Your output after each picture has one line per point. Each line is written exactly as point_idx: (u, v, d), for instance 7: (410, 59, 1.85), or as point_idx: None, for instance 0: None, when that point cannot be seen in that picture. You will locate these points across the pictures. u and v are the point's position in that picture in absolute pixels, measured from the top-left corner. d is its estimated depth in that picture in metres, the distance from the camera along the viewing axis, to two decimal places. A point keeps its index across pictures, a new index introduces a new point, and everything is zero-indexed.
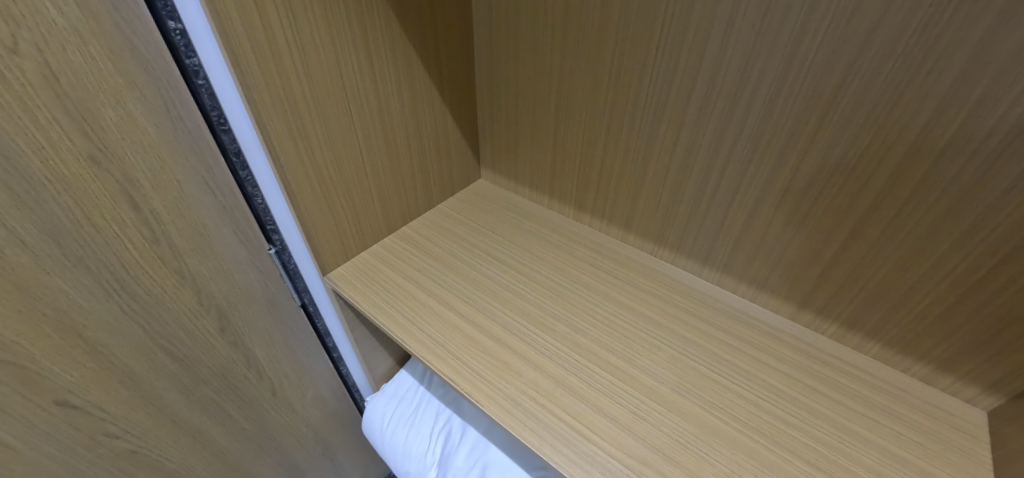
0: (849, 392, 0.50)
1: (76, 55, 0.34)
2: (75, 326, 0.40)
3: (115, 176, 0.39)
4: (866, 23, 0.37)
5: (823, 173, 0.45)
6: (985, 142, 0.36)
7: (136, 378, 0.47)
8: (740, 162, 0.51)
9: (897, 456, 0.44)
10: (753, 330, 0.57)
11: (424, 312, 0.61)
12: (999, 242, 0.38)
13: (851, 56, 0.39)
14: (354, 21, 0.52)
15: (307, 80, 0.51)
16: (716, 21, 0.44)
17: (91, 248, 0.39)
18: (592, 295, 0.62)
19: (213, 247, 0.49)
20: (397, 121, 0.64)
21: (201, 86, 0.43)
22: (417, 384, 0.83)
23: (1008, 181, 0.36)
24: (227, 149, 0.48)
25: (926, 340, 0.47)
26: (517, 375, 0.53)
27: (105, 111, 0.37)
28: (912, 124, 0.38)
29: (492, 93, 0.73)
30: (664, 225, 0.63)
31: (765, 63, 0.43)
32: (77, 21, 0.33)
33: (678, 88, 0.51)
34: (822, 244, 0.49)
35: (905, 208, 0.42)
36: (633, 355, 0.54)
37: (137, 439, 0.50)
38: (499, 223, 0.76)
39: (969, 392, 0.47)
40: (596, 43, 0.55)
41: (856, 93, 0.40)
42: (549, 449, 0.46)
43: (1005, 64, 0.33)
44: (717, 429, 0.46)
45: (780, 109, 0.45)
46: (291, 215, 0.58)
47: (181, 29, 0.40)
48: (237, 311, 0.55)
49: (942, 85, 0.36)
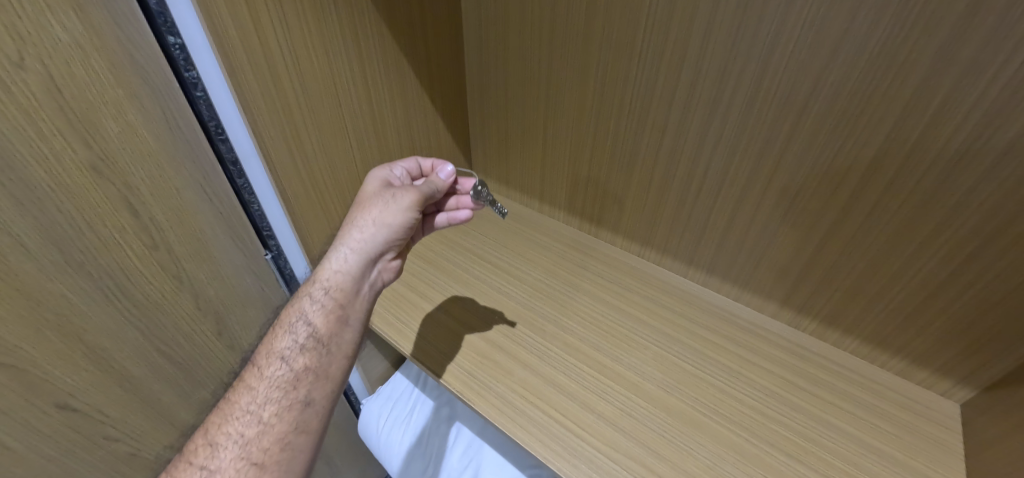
0: (828, 386, 0.51)
1: (79, 68, 0.35)
2: (76, 330, 0.41)
3: (116, 184, 0.40)
4: (834, 32, 0.39)
5: (801, 174, 0.47)
6: (949, 143, 0.38)
7: (136, 381, 0.48)
8: (721, 165, 0.52)
9: (872, 446, 0.46)
10: (735, 328, 0.58)
11: (417, 314, 0.62)
12: (965, 237, 0.40)
13: (820, 65, 0.41)
14: (348, 34, 0.54)
15: (302, 90, 0.53)
16: (695, 30, 0.46)
17: (92, 254, 0.40)
18: (581, 296, 0.63)
19: (210, 252, 0.51)
20: (390, 128, 0.66)
21: (199, 98, 0.45)
22: (411, 386, 0.83)
23: (972, 179, 0.38)
24: (225, 158, 0.50)
25: (901, 335, 0.49)
26: (507, 373, 0.54)
27: (105, 121, 0.38)
28: (880, 128, 0.40)
29: (483, 101, 0.75)
30: (651, 227, 0.65)
31: (741, 71, 0.45)
32: (80, 35, 0.35)
33: (661, 94, 0.53)
34: (800, 243, 0.51)
35: (878, 207, 0.44)
36: (621, 354, 0.56)
37: (136, 442, 0.51)
38: (491, 227, 0.77)
39: (943, 385, 0.49)
40: (581, 51, 0.57)
41: (827, 99, 0.42)
42: (539, 444, 0.47)
43: (962, 72, 0.35)
44: (700, 423, 0.48)
45: (757, 114, 0.47)
46: (286, 220, 0.60)
47: (180, 44, 0.42)
48: (234, 315, 0.57)
49: (906, 90, 0.38)
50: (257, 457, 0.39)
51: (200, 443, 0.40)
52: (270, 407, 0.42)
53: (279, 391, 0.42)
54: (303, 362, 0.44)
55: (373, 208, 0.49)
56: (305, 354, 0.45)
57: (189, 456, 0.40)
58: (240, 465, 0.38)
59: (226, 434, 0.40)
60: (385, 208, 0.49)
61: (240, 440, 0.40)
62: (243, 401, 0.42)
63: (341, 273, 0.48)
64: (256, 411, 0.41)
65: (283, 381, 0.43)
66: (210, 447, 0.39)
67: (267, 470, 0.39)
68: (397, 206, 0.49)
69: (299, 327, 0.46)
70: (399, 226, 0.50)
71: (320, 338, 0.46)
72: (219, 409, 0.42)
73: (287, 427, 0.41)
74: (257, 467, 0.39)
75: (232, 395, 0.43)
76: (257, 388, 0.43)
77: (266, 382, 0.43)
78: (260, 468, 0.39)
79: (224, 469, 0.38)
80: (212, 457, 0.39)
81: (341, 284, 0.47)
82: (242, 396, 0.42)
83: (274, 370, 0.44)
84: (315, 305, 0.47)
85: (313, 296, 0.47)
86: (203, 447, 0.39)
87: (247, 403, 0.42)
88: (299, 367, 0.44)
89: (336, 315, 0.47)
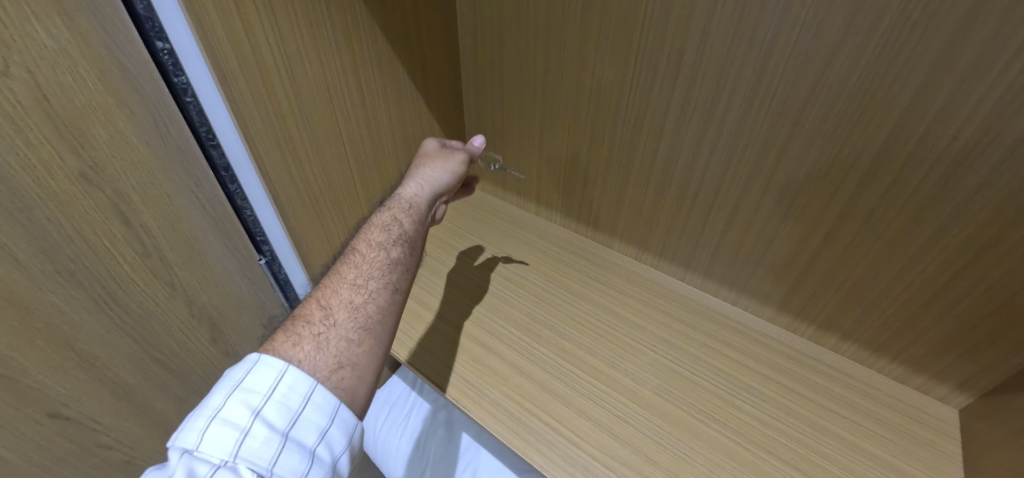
0: (825, 391, 0.51)
1: (66, 75, 0.35)
2: (67, 339, 0.41)
3: (106, 192, 0.40)
4: (831, 36, 0.38)
5: (799, 178, 0.47)
6: (949, 148, 0.37)
7: (129, 389, 0.48)
8: (718, 169, 0.52)
9: (869, 453, 0.45)
10: (733, 332, 0.58)
11: (412, 319, 0.62)
12: (964, 243, 0.40)
13: (818, 68, 0.40)
14: (341, 38, 0.54)
15: (295, 95, 0.53)
16: (691, 33, 0.46)
17: (82, 263, 0.40)
18: (578, 300, 0.63)
19: (203, 259, 0.50)
20: (384, 131, 0.66)
21: (189, 104, 0.44)
22: (408, 390, 0.83)
23: (971, 184, 0.37)
24: (217, 164, 0.49)
25: (900, 340, 0.48)
26: (502, 380, 0.54)
27: (94, 129, 0.37)
28: (879, 133, 0.40)
29: (479, 103, 0.74)
30: (648, 230, 0.64)
31: (738, 74, 0.45)
32: (67, 42, 0.34)
33: (657, 98, 0.52)
34: (799, 246, 0.51)
35: (876, 211, 0.43)
36: (617, 359, 0.55)
37: (130, 450, 0.50)
38: (488, 230, 0.77)
39: (941, 390, 0.48)
40: (577, 52, 0.56)
41: (825, 103, 0.41)
42: (534, 452, 0.47)
43: (960, 76, 0.34)
44: (697, 430, 0.48)
45: (754, 118, 0.46)
46: (280, 225, 0.59)
47: (169, 49, 0.41)
48: (229, 321, 0.56)
49: (904, 95, 0.37)
50: (369, 319, 0.37)
51: (310, 306, 0.37)
52: (376, 282, 0.39)
53: (383, 271, 0.40)
54: (400, 252, 0.43)
55: (438, 153, 0.54)
56: (401, 246, 0.43)
57: (300, 320, 0.36)
58: (355, 323, 0.36)
59: (338, 297, 0.37)
60: (452, 151, 0.54)
61: (352, 305, 0.37)
62: (349, 276, 0.39)
63: (423, 194, 0.50)
64: (365, 283, 0.39)
65: (385, 261, 0.41)
66: (323, 309, 0.36)
67: (378, 332, 0.36)
68: (462, 153, 0.55)
69: (393, 225, 0.45)
70: (464, 168, 0.55)
71: (411, 237, 0.45)
72: (318, 286, 0.39)
73: (391, 301, 0.39)
74: (369, 329, 0.36)
75: (331, 275, 0.40)
76: (362, 266, 0.40)
77: (370, 261, 0.40)
78: (371, 330, 0.36)
79: (341, 325, 0.35)
80: (328, 316, 0.36)
81: (424, 202, 0.49)
82: (349, 271, 0.39)
83: (374, 252, 0.41)
84: (405, 214, 0.47)
85: (400, 208, 0.48)
86: (317, 308, 0.36)
87: (354, 277, 0.39)
88: (397, 254, 0.42)
89: (420, 224, 0.47)
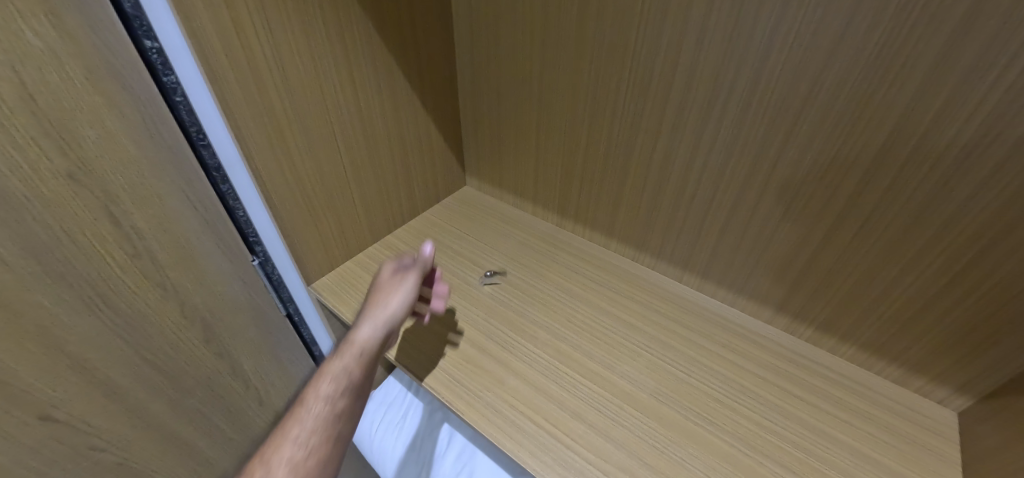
0: (823, 394, 0.51)
1: (52, 74, 0.34)
2: (57, 340, 0.40)
3: (95, 193, 0.39)
4: (829, 35, 0.38)
5: (797, 179, 0.46)
6: (949, 149, 0.37)
7: (121, 391, 0.47)
8: (715, 170, 0.52)
9: (868, 457, 0.45)
10: (731, 334, 0.58)
11: (407, 321, 0.61)
12: (964, 245, 0.39)
13: (816, 67, 0.40)
14: (335, 37, 0.54)
15: (287, 94, 0.52)
16: (688, 32, 0.45)
17: (71, 264, 0.39)
18: (574, 302, 0.63)
19: (195, 260, 0.50)
20: (379, 131, 0.65)
21: (179, 103, 0.44)
22: (404, 390, 0.83)
23: (971, 186, 0.37)
24: (208, 164, 0.49)
25: (899, 343, 0.48)
26: (498, 382, 0.53)
27: (82, 129, 0.37)
28: (878, 134, 0.39)
29: (475, 103, 0.74)
30: (645, 231, 0.64)
31: (736, 74, 0.44)
32: (53, 41, 0.33)
33: (654, 98, 0.52)
34: (797, 248, 0.50)
35: (876, 212, 0.43)
36: (613, 362, 0.55)
37: (123, 452, 0.50)
38: (484, 230, 0.76)
39: (941, 393, 0.48)
40: (573, 51, 0.55)
41: (824, 103, 0.41)
42: (528, 456, 0.46)
43: (960, 76, 0.34)
44: (694, 433, 0.47)
45: (752, 118, 0.46)
46: (273, 226, 0.59)
47: (157, 48, 0.41)
48: (222, 322, 0.56)
49: (903, 95, 0.37)
50: None
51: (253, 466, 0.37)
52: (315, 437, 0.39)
53: (325, 425, 0.40)
54: (345, 403, 0.42)
55: (396, 274, 0.52)
56: (347, 395, 0.42)
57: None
58: None
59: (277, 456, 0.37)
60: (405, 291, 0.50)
61: (291, 462, 0.37)
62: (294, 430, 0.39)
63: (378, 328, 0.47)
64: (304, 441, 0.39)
65: (327, 416, 0.41)
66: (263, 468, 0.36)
67: None
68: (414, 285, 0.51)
69: (342, 365, 0.44)
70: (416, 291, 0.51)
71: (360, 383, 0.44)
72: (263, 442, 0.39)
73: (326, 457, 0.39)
74: None
75: (272, 438, 0.39)
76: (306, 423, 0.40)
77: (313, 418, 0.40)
78: None
79: None
80: None
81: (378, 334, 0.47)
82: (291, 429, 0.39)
83: (318, 406, 0.41)
84: (357, 348, 0.45)
85: (350, 347, 0.45)
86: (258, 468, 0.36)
87: (298, 433, 0.39)
88: (342, 407, 0.41)
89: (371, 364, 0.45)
